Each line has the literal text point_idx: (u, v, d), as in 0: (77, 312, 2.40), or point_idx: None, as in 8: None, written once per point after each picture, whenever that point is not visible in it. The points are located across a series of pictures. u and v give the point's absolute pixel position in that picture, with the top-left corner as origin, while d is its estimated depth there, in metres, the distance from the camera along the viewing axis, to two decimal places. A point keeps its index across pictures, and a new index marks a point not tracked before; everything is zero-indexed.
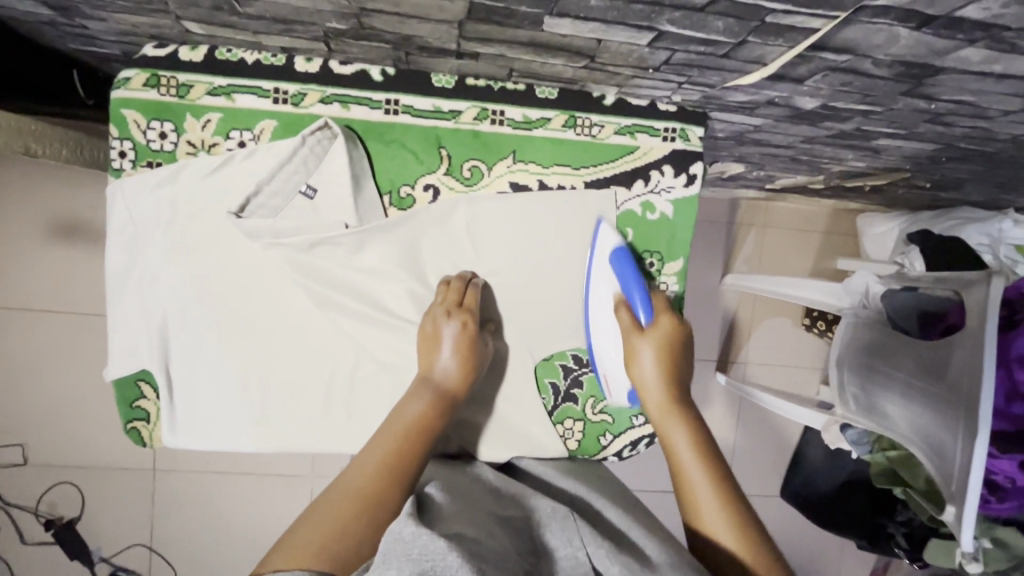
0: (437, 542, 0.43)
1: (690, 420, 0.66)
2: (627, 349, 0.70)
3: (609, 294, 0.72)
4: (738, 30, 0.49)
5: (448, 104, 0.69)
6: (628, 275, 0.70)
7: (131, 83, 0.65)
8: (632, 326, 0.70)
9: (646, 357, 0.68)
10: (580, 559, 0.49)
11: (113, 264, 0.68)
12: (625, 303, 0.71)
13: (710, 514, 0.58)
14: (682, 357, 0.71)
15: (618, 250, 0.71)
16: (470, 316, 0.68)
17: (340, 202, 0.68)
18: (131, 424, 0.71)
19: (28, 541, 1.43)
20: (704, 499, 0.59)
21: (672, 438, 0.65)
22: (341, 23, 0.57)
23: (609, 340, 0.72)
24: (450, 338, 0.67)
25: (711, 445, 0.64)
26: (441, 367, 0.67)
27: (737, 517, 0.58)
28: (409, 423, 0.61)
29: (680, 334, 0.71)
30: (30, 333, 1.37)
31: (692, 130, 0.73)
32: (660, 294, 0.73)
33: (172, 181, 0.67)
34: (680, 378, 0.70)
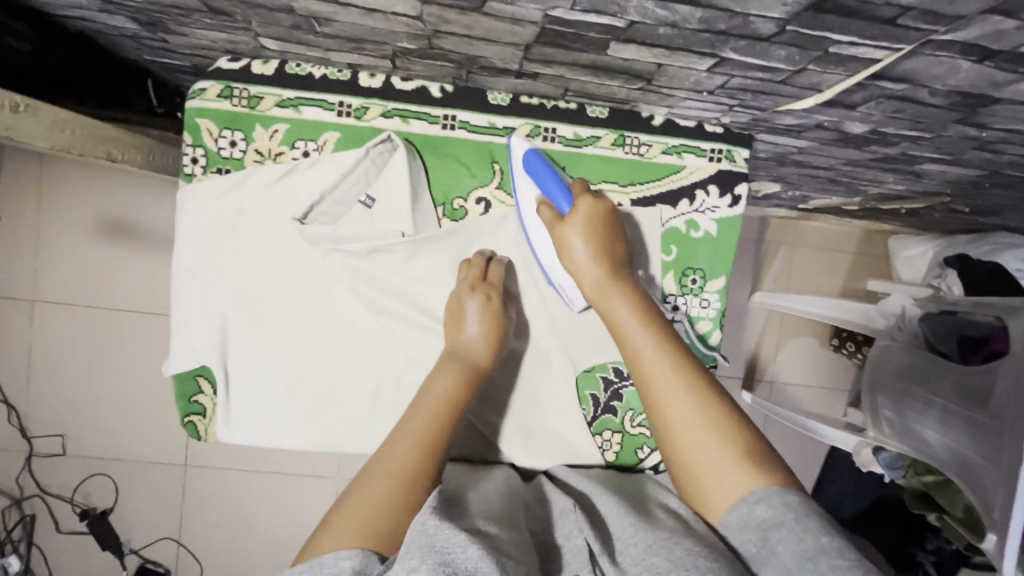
0: (453, 534, 0.46)
1: (632, 297, 0.63)
2: (557, 242, 0.67)
3: (533, 197, 0.70)
4: (799, 58, 0.51)
5: (502, 121, 0.72)
6: (542, 172, 0.68)
7: (206, 94, 0.69)
8: (554, 219, 0.67)
9: (576, 242, 0.65)
10: (579, 546, 0.51)
11: (180, 264, 0.70)
12: (547, 201, 0.69)
13: (673, 398, 0.58)
14: (614, 229, 0.69)
15: (529, 151, 0.69)
16: (494, 292, 0.70)
17: (397, 212, 0.71)
18: (187, 417, 0.73)
19: (62, 530, 1.47)
20: (665, 389, 0.58)
21: (614, 315, 0.63)
22: (412, 44, 0.60)
23: (542, 241, 0.70)
24: (473, 308, 0.69)
25: (654, 316, 0.62)
26: (468, 341, 0.68)
27: (699, 390, 0.58)
28: (438, 402, 0.63)
29: (605, 208, 0.68)
30: (75, 327, 1.42)
31: (738, 151, 0.75)
32: (579, 181, 0.70)
33: (240, 188, 0.70)
34: (615, 253, 0.67)
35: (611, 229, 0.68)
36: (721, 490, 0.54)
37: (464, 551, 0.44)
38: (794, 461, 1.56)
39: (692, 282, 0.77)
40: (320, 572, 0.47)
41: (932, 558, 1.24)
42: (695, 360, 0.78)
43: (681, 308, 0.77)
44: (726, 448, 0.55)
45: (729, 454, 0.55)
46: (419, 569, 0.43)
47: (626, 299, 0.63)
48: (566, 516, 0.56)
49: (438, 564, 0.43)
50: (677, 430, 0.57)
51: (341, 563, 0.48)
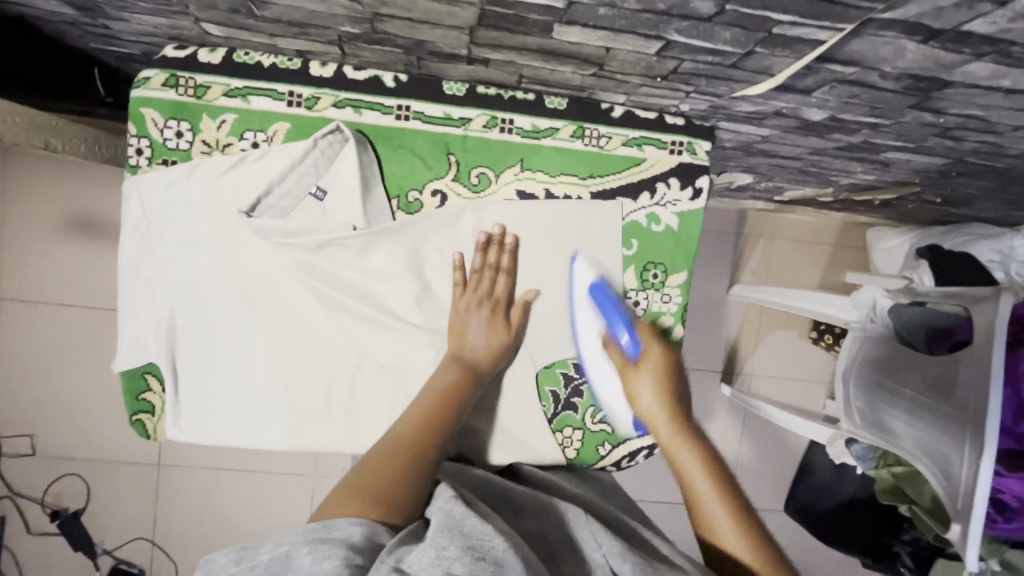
0: (483, 526, 0.46)
1: (693, 432, 0.66)
2: (625, 387, 0.71)
3: (596, 331, 0.73)
4: (744, 40, 0.49)
5: (457, 111, 0.70)
6: (611, 307, 0.72)
7: (151, 83, 0.67)
8: (625, 364, 0.71)
9: (645, 389, 0.69)
10: (598, 560, 0.51)
11: (127, 257, 0.69)
12: (611, 339, 0.73)
13: (722, 526, 0.57)
14: (682, 380, 0.71)
15: (596, 285, 0.72)
16: (501, 305, 0.71)
17: (349, 204, 0.69)
18: (136, 415, 0.71)
19: (33, 532, 1.45)
20: (720, 528, 0.57)
21: (674, 441, 0.65)
22: (355, 28, 0.58)
23: (604, 374, 0.74)
24: (482, 322, 0.70)
25: (712, 448, 0.65)
26: (471, 346, 0.69)
27: (748, 527, 0.57)
28: (438, 391, 0.64)
29: (670, 354, 0.72)
30: (42, 325, 1.39)
31: (699, 143, 0.74)
32: (643, 324, 0.75)
33: (186, 180, 0.67)
34: (682, 400, 0.69)
35: (678, 375, 0.71)
36: None
37: (492, 540, 0.44)
38: (773, 454, 1.56)
39: (654, 276, 0.76)
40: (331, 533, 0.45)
41: (908, 548, 1.26)
42: None
43: (642, 304, 0.76)
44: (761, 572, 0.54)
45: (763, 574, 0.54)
46: (448, 549, 0.43)
47: (684, 429, 0.65)
48: (580, 522, 0.55)
49: (466, 548, 0.43)
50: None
51: (353, 527, 0.45)
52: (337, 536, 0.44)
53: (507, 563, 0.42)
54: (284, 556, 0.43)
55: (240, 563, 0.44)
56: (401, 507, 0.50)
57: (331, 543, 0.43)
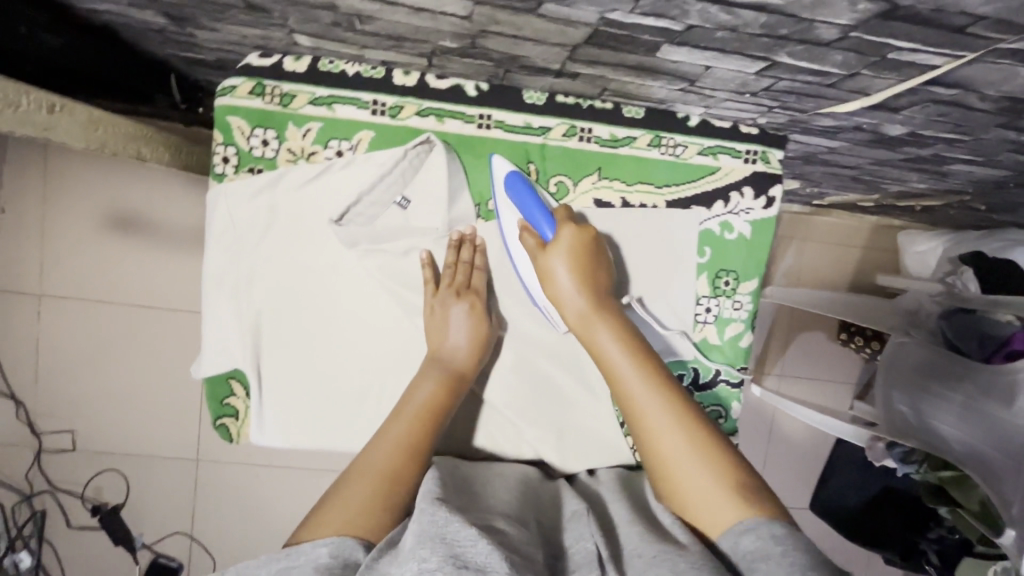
0: (466, 529, 0.46)
1: (634, 346, 0.60)
2: (540, 274, 0.65)
3: (515, 223, 0.67)
4: (855, 63, 0.50)
5: (538, 120, 0.71)
6: (526, 200, 0.66)
7: (237, 91, 0.67)
8: (537, 247, 0.65)
9: (560, 271, 0.63)
10: (589, 548, 0.50)
11: (210, 264, 0.69)
12: (529, 227, 0.66)
13: (666, 434, 0.55)
14: (599, 260, 0.65)
15: (512, 175, 0.67)
16: (477, 297, 0.69)
17: (433, 210, 0.70)
18: (221, 420, 0.71)
19: (73, 526, 1.47)
20: (658, 432, 0.55)
21: (598, 346, 0.61)
22: (453, 42, 0.58)
23: (522, 262, 0.68)
24: (464, 318, 0.68)
25: (648, 355, 0.60)
26: (451, 347, 0.67)
27: (682, 416, 0.56)
28: (418, 406, 0.62)
29: (589, 236, 0.65)
30: (84, 323, 1.40)
31: (772, 153, 0.75)
32: (563, 209, 0.67)
33: (274, 189, 0.68)
34: (598, 282, 0.64)
35: (596, 257, 0.65)
36: (703, 513, 0.51)
37: (474, 545, 0.44)
38: (800, 454, 1.59)
39: (726, 283, 0.76)
40: (293, 560, 0.46)
41: (934, 546, 1.30)
42: (728, 362, 0.77)
43: (713, 310, 0.77)
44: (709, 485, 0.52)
45: (715, 480, 0.52)
46: (429, 561, 0.43)
47: (613, 334, 0.61)
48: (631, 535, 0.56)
49: (448, 557, 0.43)
50: (671, 474, 0.54)
51: (316, 551, 0.47)
52: (303, 562, 0.46)
53: (489, 568, 0.43)
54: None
55: None
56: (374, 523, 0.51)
57: (297, 568, 0.46)
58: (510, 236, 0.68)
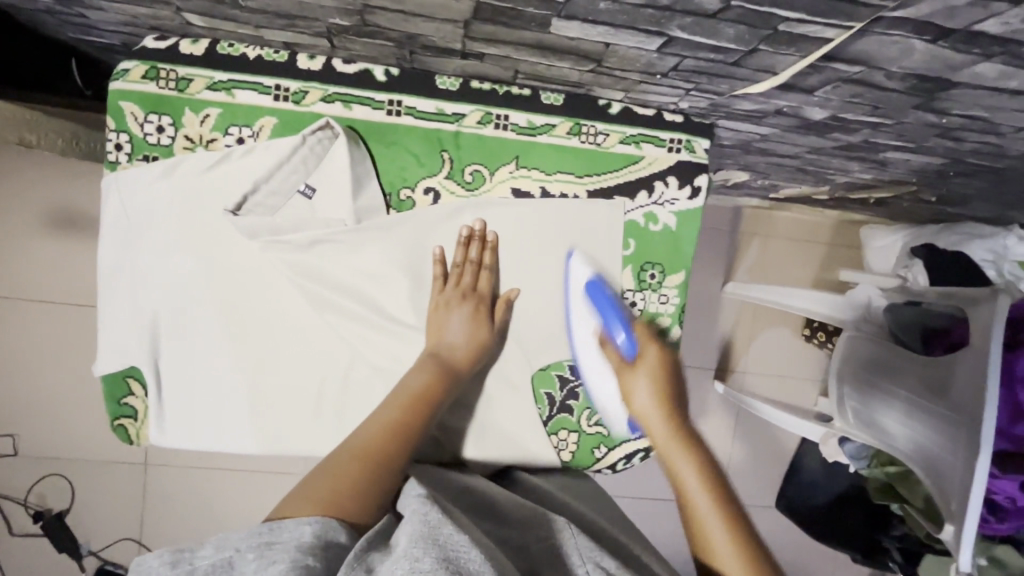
0: (458, 533, 0.43)
1: (683, 431, 0.62)
2: (621, 389, 0.66)
3: (591, 332, 0.69)
4: (749, 38, 0.48)
5: (451, 106, 0.67)
6: (605, 306, 0.67)
7: (130, 75, 0.63)
8: (623, 363, 0.67)
9: (641, 388, 0.64)
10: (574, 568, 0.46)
11: (105, 256, 0.65)
12: (608, 337, 0.68)
13: (729, 562, 0.52)
14: (681, 386, 0.66)
15: (592, 282, 0.68)
16: (479, 301, 0.68)
17: (339, 201, 0.65)
18: (118, 421, 0.67)
19: (16, 533, 1.42)
20: (721, 553, 0.53)
21: (675, 468, 0.59)
22: (345, 20, 0.56)
23: (595, 371, 0.69)
24: (467, 321, 0.67)
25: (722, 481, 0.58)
26: (450, 344, 0.66)
27: (751, 547, 0.52)
28: (409, 395, 0.60)
29: (671, 361, 0.67)
30: (24, 324, 1.36)
31: (698, 142, 0.71)
32: (643, 326, 0.70)
33: (168, 177, 0.64)
34: (680, 407, 0.64)
35: (678, 383, 0.66)
36: None
37: (468, 552, 0.41)
38: (765, 452, 1.57)
39: (651, 277, 0.72)
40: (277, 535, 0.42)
41: (897, 544, 1.26)
42: None
43: (639, 305, 0.73)
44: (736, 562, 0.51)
45: None
46: (422, 561, 0.39)
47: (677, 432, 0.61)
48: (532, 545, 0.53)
49: (441, 559, 0.39)
50: None
51: (300, 528, 0.43)
52: (285, 540, 0.42)
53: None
54: (231, 559, 0.41)
55: (175, 566, 0.41)
56: (355, 510, 0.48)
57: (280, 546, 0.41)
58: (579, 341, 0.70)
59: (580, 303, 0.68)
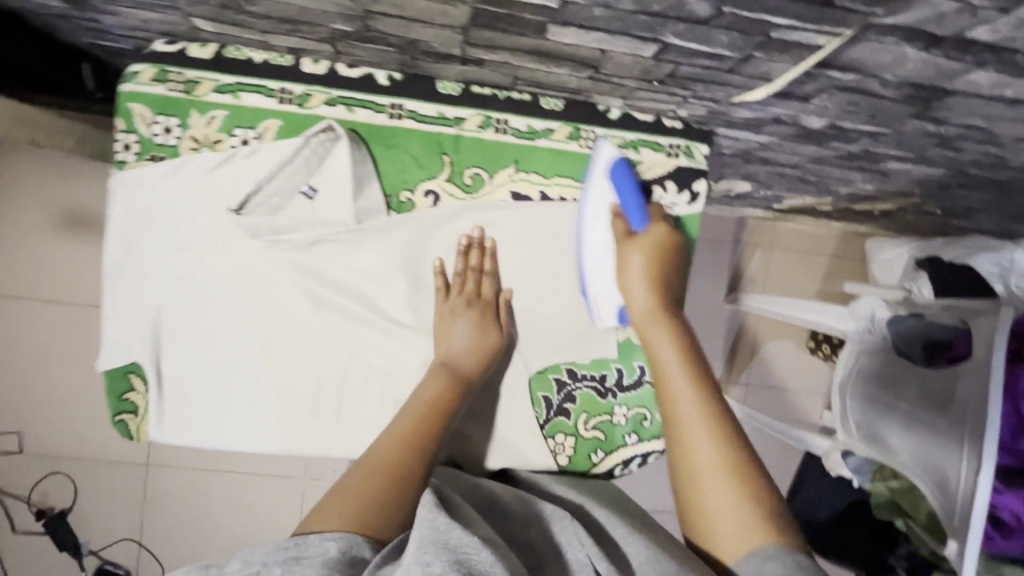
0: (468, 535, 0.44)
1: (668, 312, 0.64)
2: (617, 259, 0.66)
3: (605, 206, 0.68)
4: (742, 44, 0.49)
5: (452, 111, 0.68)
6: (625, 185, 0.67)
7: (140, 77, 0.64)
8: (624, 233, 0.67)
9: (637, 265, 0.65)
10: (581, 560, 0.48)
11: (111, 253, 0.66)
12: (619, 210, 0.68)
13: (700, 442, 0.55)
14: (676, 270, 0.67)
15: (619, 161, 0.68)
16: (484, 307, 0.68)
17: (341, 201, 0.66)
18: (118, 416, 0.68)
19: (18, 531, 1.43)
20: (692, 432, 0.55)
21: (657, 347, 0.62)
22: (347, 25, 0.57)
23: (596, 243, 0.68)
24: (472, 328, 0.67)
25: (701, 364, 0.60)
26: (456, 351, 0.66)
27: (724, 431, 0.55)
28: (421, 404, 0.61)
29: (674, 243, 0.67)
30: (34, 323, 1.39)
31: (697, 146, 0.72)
32: (657, 208, 0.69)
33: (174, 178, 0.65)
34: (671, 294, 0.66)
35: (673, 269, 0.67)
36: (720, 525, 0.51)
37: (478, 554, 0.42)
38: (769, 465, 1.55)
39: None
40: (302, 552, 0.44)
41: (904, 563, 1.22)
42: None
43: None
44: (711, 432, 0.55)
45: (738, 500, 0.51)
46: (433, 564, 0.40)
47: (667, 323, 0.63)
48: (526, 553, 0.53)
49: (452, 563, 0.41)
50: (694, 469, 0.54)
51: (324, 544, 0.45)
52: (311, 556, 0.44)
53: None
54: (259, 574, 0.42)
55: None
56: (377, 521, 0.49)
57: (306, 562, 0.43)
58: (591, 215, 0.69)
59: (604, 182, 0.68)
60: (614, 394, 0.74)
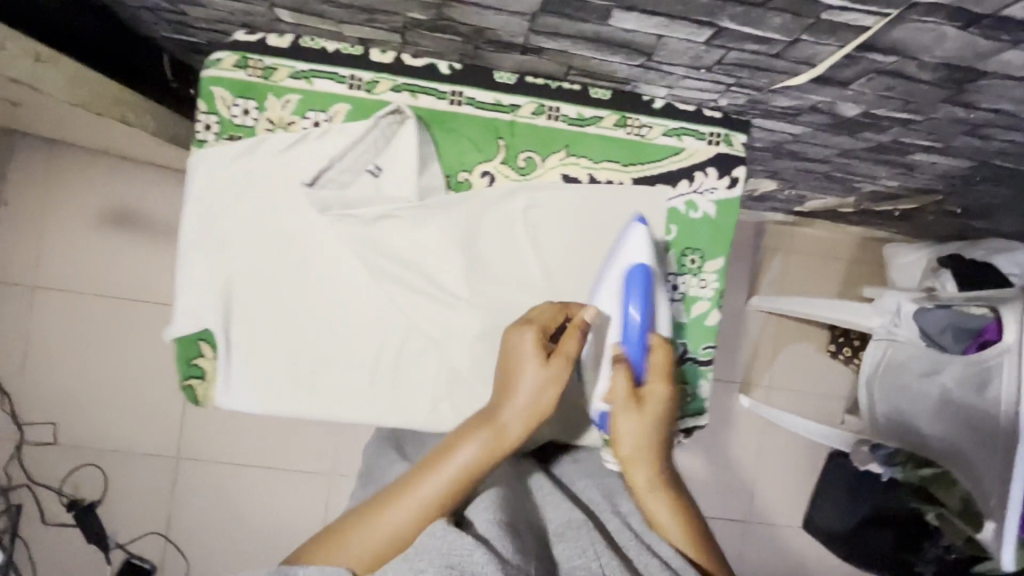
0: (465, 539, 0.47)
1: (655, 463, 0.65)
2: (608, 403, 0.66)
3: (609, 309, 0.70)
4: (793, 27, 0.53)
5: (508, 98, 0.73)
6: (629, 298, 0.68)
7: (223, 63, 0.70)
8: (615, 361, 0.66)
9: (628, 419, 0.64)
10: (590, 566, 0.50)
11: (187, 224, 0.70)
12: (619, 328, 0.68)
13: None
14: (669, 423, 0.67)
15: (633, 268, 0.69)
16: (542, 335, 0.63)
17: (404, 179, 0.71)
18: (187, 381, 0.71)
19: (48, 522, 1.45)
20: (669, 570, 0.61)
21: (649, 501, 0.64)
22: (422, 14, 0.62)
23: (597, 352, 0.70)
24: (530, 352, 0.62)
25: (687, 516, 0.63)
26: (517, 386, 0.61)
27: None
28: (465, 461, 0.57)
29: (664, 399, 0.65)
30: (74, 315, 1.43)
31: (736, 135, 0.76)
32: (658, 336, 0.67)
33: (250, 156, 0.70)
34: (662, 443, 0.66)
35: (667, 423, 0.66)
36: None
37: (473, 557, 0.45)
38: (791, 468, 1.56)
39: (691, 262, 0.76)
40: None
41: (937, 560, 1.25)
42: (693, 339, 0.77)
43: (680, 288, 0.76)
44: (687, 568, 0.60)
45: None
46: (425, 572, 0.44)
47: (652, 465, 0.65)
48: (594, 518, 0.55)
49: (446, 568, 0.44)
50: None
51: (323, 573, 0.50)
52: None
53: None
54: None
55: None
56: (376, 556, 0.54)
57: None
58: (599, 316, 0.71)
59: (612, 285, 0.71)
60: None
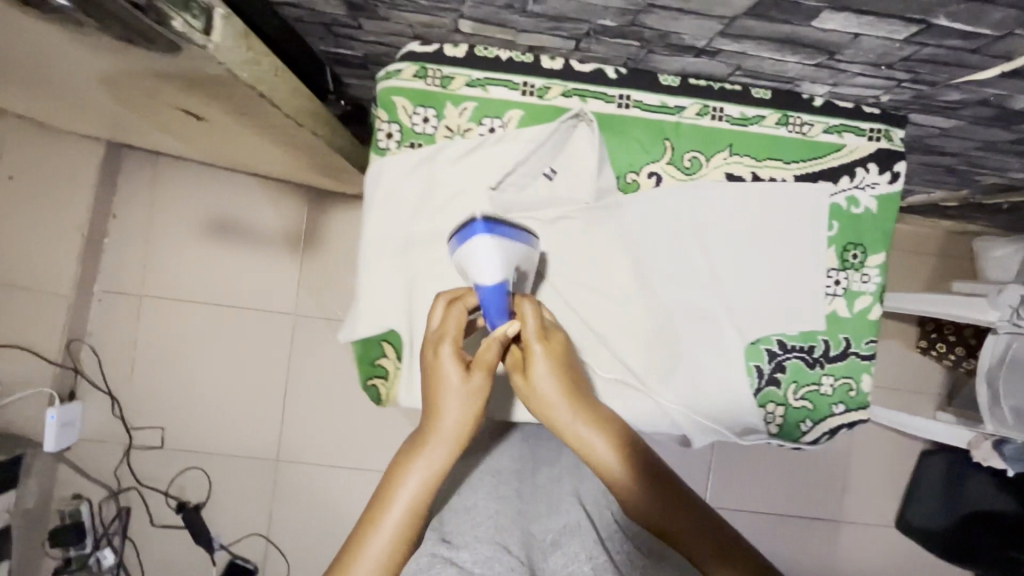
0: None
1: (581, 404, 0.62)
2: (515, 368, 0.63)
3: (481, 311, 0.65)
4: (1013, 22, 0.54)
5: (673, 100, 0.74)
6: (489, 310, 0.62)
7: (402, 74, 0.72)
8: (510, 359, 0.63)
9: (543, 372, 0.61)
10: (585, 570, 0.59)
11: (370, 230, 0.73)
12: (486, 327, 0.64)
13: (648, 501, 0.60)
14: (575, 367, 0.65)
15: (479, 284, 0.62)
16: (456, 340, 0.60)
17: (581, 181, 0.73)
18: (371, 381, 0.74)
19: (156, 523, 1.49)
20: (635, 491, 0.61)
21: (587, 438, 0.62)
22: (613, 20, 0.64)
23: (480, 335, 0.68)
24: (454, 366, 0.59)
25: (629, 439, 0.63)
26: (450, 396, 0.59)
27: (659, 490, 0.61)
28: (427, 467, 0.59)
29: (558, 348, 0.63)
30: (179, 322, 1.48)
31: (895, 131, 0.77)
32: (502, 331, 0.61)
33: (431, 163, 0.73)
34: (580, 385, 0.64)
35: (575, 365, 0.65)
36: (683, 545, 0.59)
37: None
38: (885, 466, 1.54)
39: (853, 257, 0.77)
40: None
41: None
42: (855, 334, 0.77)
43: (842, 283, 0.77)
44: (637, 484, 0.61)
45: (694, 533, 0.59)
46: None
47: (575, 408, 0.62)
48: None
49: None
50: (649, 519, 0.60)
51: None
52: None
53: None
54: None
55: None
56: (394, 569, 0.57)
57: None
58: None
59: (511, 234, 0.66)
60: (822, 364, 0.77)
